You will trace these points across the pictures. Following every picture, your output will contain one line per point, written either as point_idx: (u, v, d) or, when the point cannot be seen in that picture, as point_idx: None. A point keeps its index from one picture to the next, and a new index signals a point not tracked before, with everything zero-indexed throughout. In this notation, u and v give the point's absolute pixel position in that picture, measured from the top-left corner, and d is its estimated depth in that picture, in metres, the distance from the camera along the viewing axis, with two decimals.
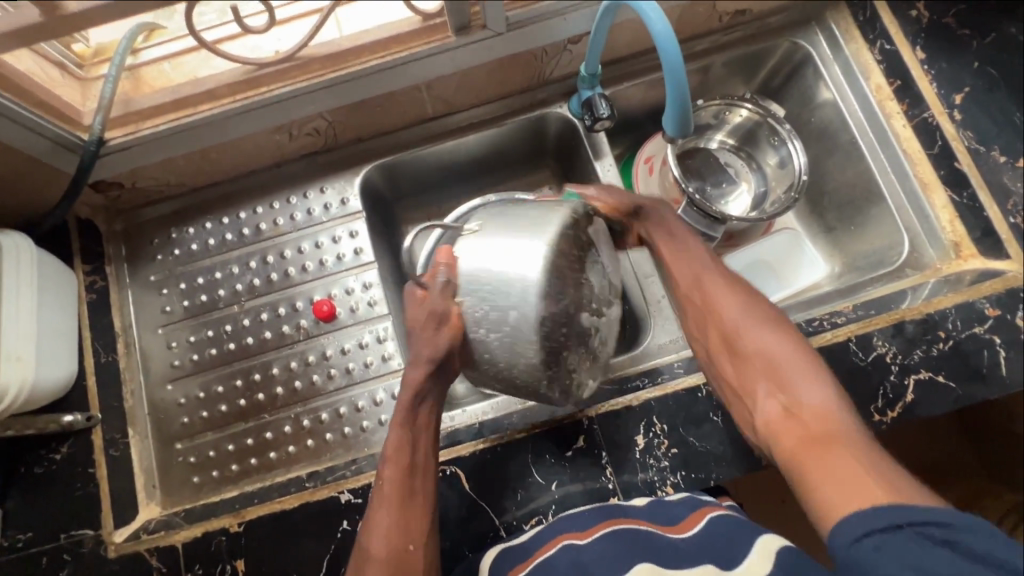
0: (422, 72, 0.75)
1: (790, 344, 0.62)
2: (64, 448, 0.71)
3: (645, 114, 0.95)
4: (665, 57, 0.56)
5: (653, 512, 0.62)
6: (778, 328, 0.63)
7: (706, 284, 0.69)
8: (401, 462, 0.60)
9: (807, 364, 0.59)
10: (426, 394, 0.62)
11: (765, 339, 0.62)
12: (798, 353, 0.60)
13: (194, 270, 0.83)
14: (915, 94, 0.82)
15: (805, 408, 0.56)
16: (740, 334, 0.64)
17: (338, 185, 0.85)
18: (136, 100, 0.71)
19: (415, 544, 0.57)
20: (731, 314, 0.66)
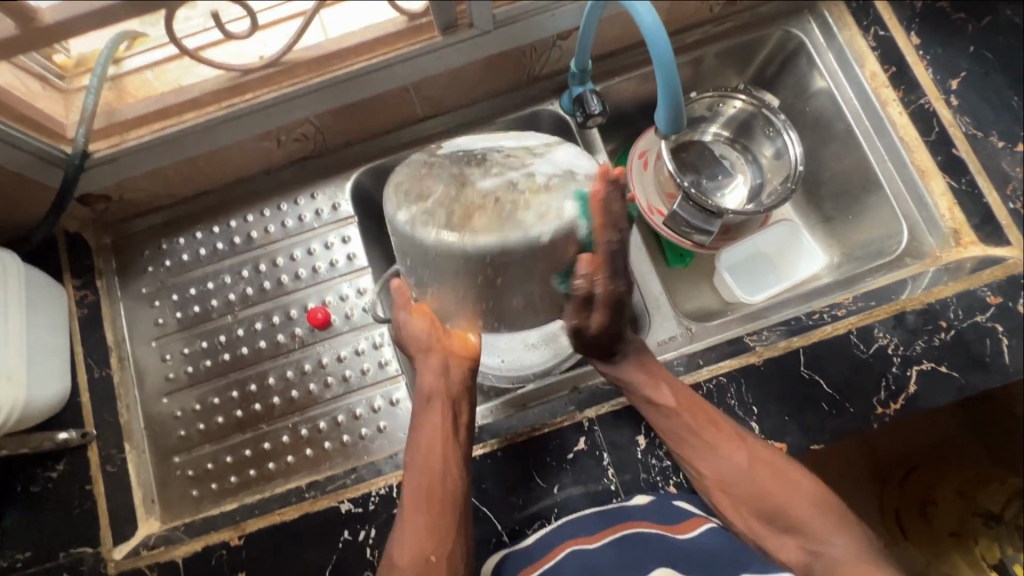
0: (410, 73, 0.74)
1: (785, 473, 0.65)
2: (61, 466, 0.70)
3: (638, 109, 0.94)
4: (655, 50, 0.55)
5: (656, 511, 0.63)
6: (768, 466, 0.65)
7: (690, 421, 0.66)
8: (423, 468, 0.62)
9: (813, 504, 0.65)
10: (443, 389, 0.64)
11: (764, 483, 0.65)
12: (803, 492, 0.65)
13: (186, 281, 0.82)
14: (911, 80, 0.80)
15: (830, 561, 0.62)
16: (746, 484, 0.66)
17: (329, 190, 0.84)
18: (119, 110, 0.70)
19: (437, 554, 0.59)
20: (729, 464, 0.65)
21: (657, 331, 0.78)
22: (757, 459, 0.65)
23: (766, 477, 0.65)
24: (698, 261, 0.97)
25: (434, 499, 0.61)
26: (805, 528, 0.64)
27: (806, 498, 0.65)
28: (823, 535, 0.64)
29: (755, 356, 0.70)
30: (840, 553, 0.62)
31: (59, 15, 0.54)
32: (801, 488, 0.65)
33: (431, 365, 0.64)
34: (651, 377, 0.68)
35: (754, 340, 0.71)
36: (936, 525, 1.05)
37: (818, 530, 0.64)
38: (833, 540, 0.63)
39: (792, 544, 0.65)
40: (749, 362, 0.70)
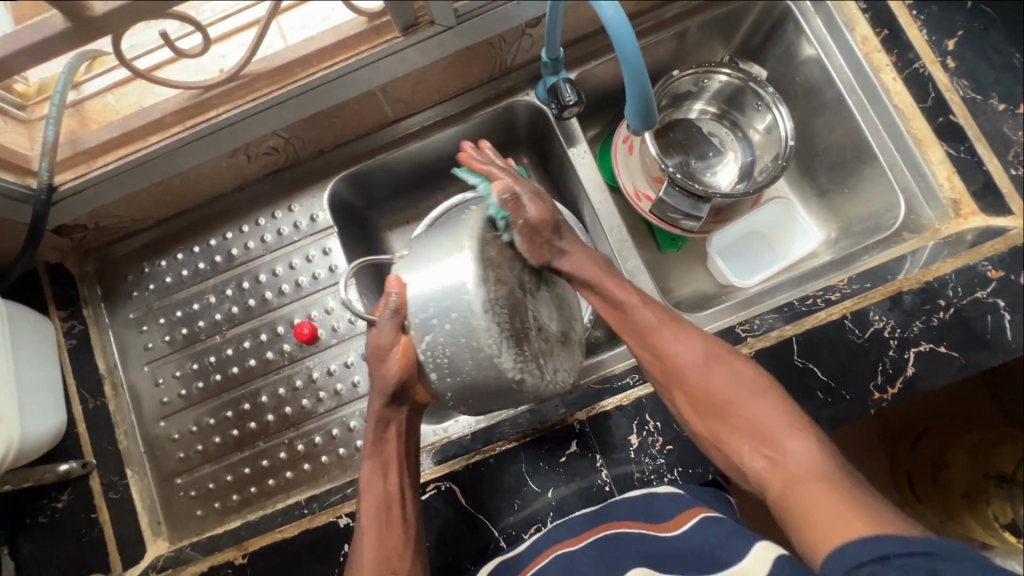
0: (374, 77, 0.71)
1: (738, 368, 0.60)
2: (65, 496, 0.71)
3: (619, 91, 0.90)
4: (620, 45, 0.52)
5: (642, 509, 0.62)
6: (719, 359, 0.61)
7: (647, 326, 0.63)
8: (374, 494, 0.62)
9: (769, 401, 0.58)
10: (391, 419, 0.62)
11: (717, 381, 0.60)
12: (759, 394, 0.59)
13: (171, 304, 0.81)
14: (905, 42, 0.76)
15: (787, 466, 0.54)
16: (716, 399, 0.59)
17: (305, 201, 0.83)
18: (82, 138, 0.68)
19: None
20: (675, 351, 0.61)
21: None
22: (706, 349, 0.62)
23: (714, 363, 0.61)
24: (690, 245, 0.94)
25: (393, 525, 0.61)
26: (764, 429, 0.57)
27: (764, 398, 0.58)
28: (782, 440, 0.55)
29: (747, 347, 0.68)
30: (796, 450, 0.54)
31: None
32: (755, 387, 0.59)
33: (382, 405, 0.61)
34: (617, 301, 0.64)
35: (746, 331, 0.69)
36: (948, 489, 1.05)
37: (773, 431, 0.56)
38: (787, 447, 0.55)
39: (753, 451, 0.57)
40: (741, 354, 0.68)
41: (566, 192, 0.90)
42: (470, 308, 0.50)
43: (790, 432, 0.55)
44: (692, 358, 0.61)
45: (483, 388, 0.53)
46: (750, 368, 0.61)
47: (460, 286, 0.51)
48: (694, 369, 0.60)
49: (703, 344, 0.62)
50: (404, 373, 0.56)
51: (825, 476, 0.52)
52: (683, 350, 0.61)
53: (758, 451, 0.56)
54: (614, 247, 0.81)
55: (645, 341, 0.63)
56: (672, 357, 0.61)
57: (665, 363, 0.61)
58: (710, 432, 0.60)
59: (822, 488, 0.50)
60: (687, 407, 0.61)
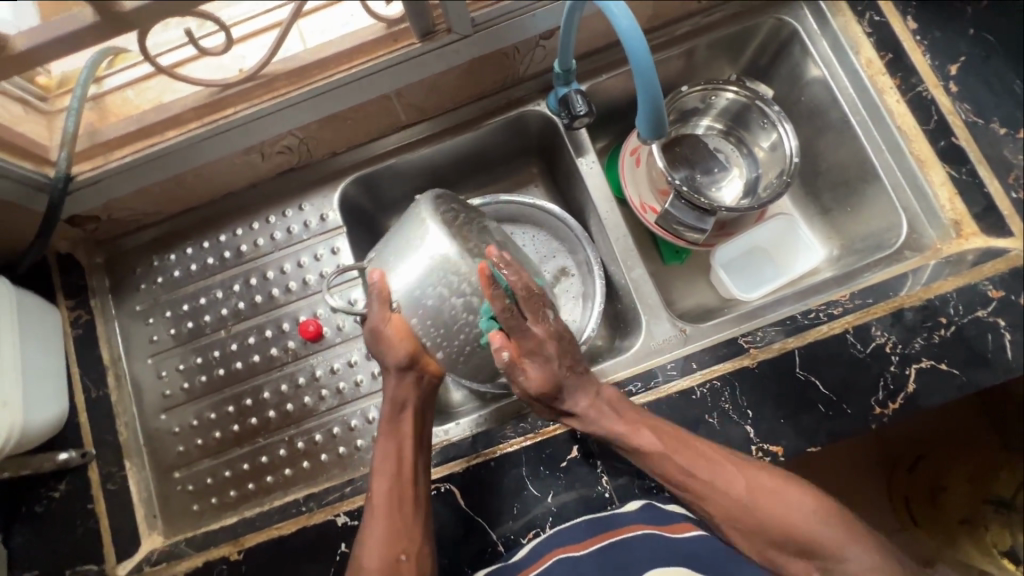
0: (390, 81, 0.72)
1: (781, 497, 0.63)
2: (62, 485, 0.71)
3: (628, 105, 0.92)
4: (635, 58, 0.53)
5: (648, 517, 0.63)
6: (761, 491, 0.62)
7: (674, 470, 0.63)
8: (388, 472, 0.63)
9: (815, 524, 0.62)
10: (405, 402, 0.66)
11: (766, 506, 0.62)
12: (797, 496, 0.63)
13: (179, 298, 0.82)
14: (909, 65, 0.78)
15: (848, 571, 0.60)
16: (744, 518, 0.63)
17: (317, 201, 0.84)
18: (101, 131, 0.70)
19: (406, 554, 0.61)
20: (720, 489, 0.63)
21: (653, 332, 0.76)
22: (742, 470, 0.63)
23: (760, 497, 0.62)
24: (694, 257, 0.95)
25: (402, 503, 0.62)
26: (819, 550, 0.61)
27: (806, 505, 0.63)
28: (841, 550, 0.61)
29: (749, 358, 0.69)
30: (855, 563, 0.60)
31: (30, 42, 0.54)
32: (797, 504, 0.62)
33: (397, 382, 0.66)
34: (622, 410, 0.66)
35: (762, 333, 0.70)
36: (946, 511, 1.04)
37: (808, 535, 0.62)
38: (841, 551, 0.61)
39: (804, 566, 0.63)
40: (743, 365, 0.69)
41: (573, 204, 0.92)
42: (451, 263, 0.59)
43: (839, 544, 0.61)
44: (730, 492, 0.63)
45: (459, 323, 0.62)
46: (766, 472, 0.64)
47: (443, 257, 0.59)
48: (766, 520, 0.63)
49: (742, 480, 0.63)
50: (409, 344, 0.64)
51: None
52: (727, 479, 0.63)
53: (804, 559, 0.63)
54: (621, 251, 0.82)
55: (638, 436, 0.63)
56: (722, 492, 0.63)
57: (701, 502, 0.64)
58: (742, 541, 0.64)
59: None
60: (742, 533, 0.64)
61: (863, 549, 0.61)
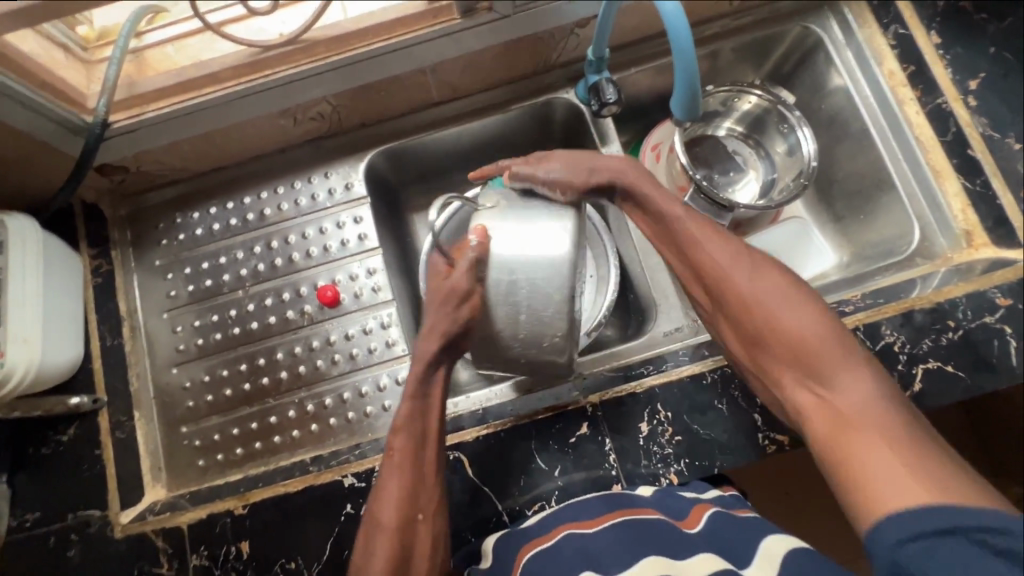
0: (427, 56, 0.74)
1: (773, 279, 0.61)
2: (72, 430, 0.71)
3: (653, 101, 0.94)
4: (680, 65, 0.57)
5: (659, 502, 0.63)
6: (789, 298, 0.60)
7: (686, 229, 0.66)
8: (410, 431, 0.63)
9: (817, 318, 0.58)
10: (436, 363, 0.65)
11: (789, 314, 0.59)
12: (816, 318, 0.58)
13: (199, 255, 0.83)
14: (930, 79, 0.80)
15: (844, 403, 0.53)
16: (749, 306, 0.61)
17: (342, 170, 0.85)
18: (141, 83, 0.70)
19: (422, 515, 0.60)
20: (725, 270, 0.63)
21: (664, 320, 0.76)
22: (747, 257, 0.63)
23: (762, 286, 0.61)
24: None
25: (417, 465, 0.61)
26: (813, 362, 0.56)
27: (827, 332, 0.57)
28: (835, 377, 0.55)
29: None
30: (847, 388, 0.54)
31: None
32: (830, 339, 0.56)
33: (432, 347, 0.64)
34: (660, 192, 0.68)
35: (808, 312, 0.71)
36: None
37: (826, 367, 0.55)
38: (844, 383, 0.54)
39: (808, 387, 0.56)
40: None
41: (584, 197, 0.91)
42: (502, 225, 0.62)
43: (846, 371, 0.55)
44: (742, 276, 0.62)
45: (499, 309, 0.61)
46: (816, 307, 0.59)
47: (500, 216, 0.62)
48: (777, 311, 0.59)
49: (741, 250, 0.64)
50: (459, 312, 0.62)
51: (882, 417, 0.51)
52: (785, 315, 0.59)
53: (807, 385, 0.56)
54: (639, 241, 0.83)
55: (666, 201, 0.67)
56: (754, 314, 0.60)
57: (750, 315, 0.60)
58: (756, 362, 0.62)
59: (886, 451, 0.49)
60: (772, 365, 0.59)
61: (870, 383, 0.54)
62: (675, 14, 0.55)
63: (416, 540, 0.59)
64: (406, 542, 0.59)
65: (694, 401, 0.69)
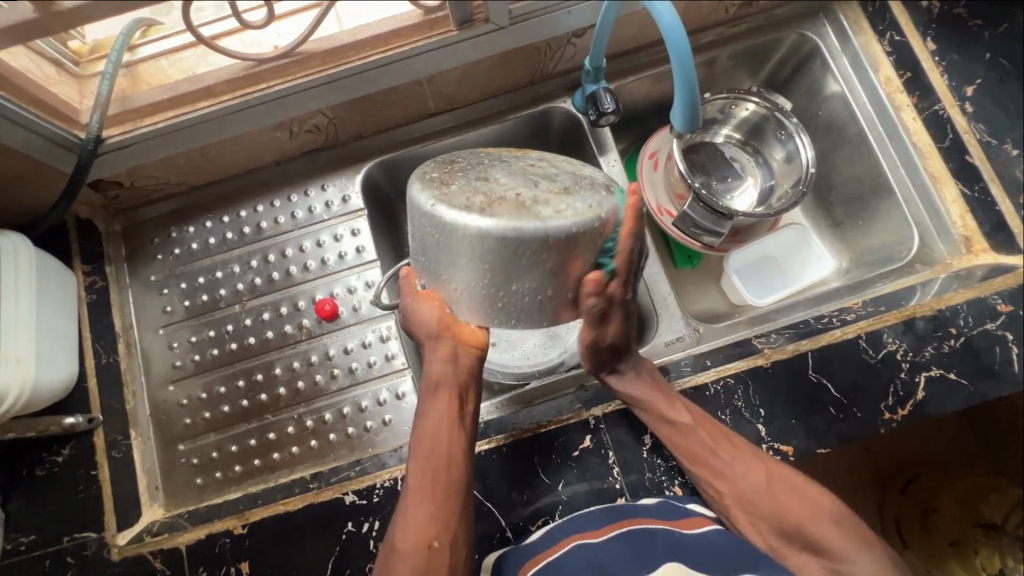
0: (423, 68, 0.73)
1: (790, 490, 0.63)
2: (67, 450, 0.70)
3: (650, 109, 0.94)
4: (681, 96, 0.59)
5: (664, 509, 0.63)
6: (777, 482, 0.63)
7: (700, 451, 0.64)
8: (424, 453, 0.62)
9: (829, 518, 0.61)
10: (441, 379, 0.63)
11: (791, 507, 0.62)
12: (817, 510, 0.62)
13: (194, 270, 0.82)
14: (926, 85, 0.80)
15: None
16: (768, 516, 0.63)
17: (339, 182, 0.84)
18: (134, 97, 0.69)
19: (440, 540, 0.58)
20: (739, 477, 0.64)
21: (665, 330, 0.78)
22: (764, 471, 0.64)
23: (777, 490, 0.63)
24: (706, 263, 0.96)
25: (439, 487, 0.60)
26: (832, 548, 0.60)
27: (835, 521, 0.61)
28: (850, 553, 0.59)
29: (763, 358, 0.70)
30: (864, 569, 0.58)
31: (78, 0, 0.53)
32: (819, 501, 0.62)
33: (437, 356, 0.62)
34: (656, 395, 0.66)
35: (817, 319, 0.72)
36: (937, 533, 1.03)
37: (840, 546, 0.60)
38: (860, 559, 0.59)
39: (818, 563, 0.61)
40: (757, 364, 0.70)
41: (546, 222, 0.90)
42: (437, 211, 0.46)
43: (859, 550, 0.59)
44: (756, 487, 0.63)
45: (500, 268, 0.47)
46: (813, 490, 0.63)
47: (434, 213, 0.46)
48: (785, 511, 0.62)
49: (759, 465, 0.64)
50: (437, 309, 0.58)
51: None
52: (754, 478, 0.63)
53: (824, 564, 0.60)
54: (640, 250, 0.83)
55: (674, 410, 0.65)
56: (740, 490, 0.64)
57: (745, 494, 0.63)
58: (767, 538, 0.64)
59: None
60: (786, 549, 0.63)
61: (876, 555, 0.59)
62: (682, 45, 0.54)
63: (437, 569, 0.58)
64: (427, 571, 0.57)
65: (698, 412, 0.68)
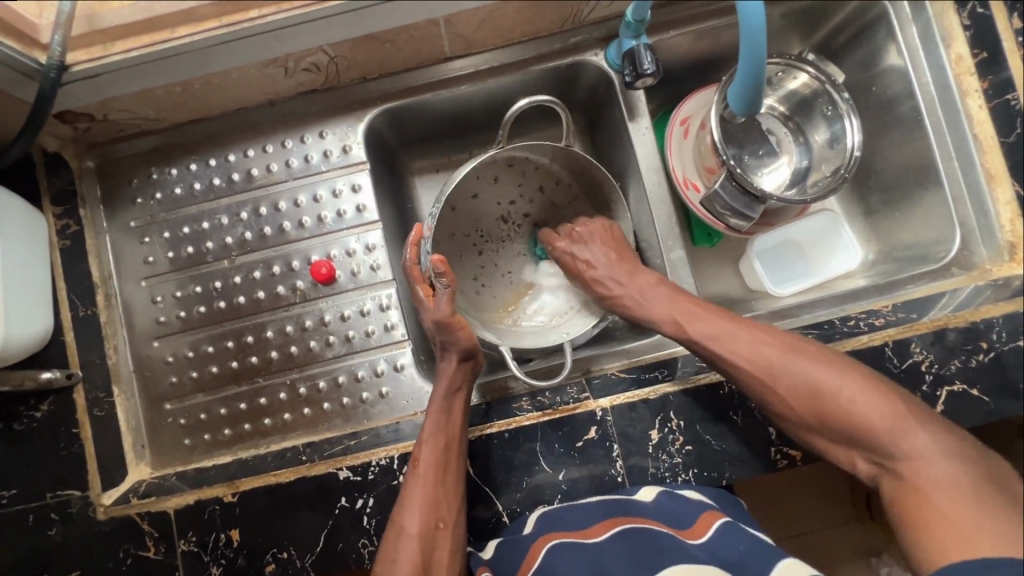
0: (443, 5, 0.63)
1: (821, 368, 0.58)
2: (45, 406, 0.66)
3: (688, 69, 0.84)
4: (743, 70, 0.54)
5: (666, 510, 0.61)
6: (793, 354, 0.60)
7: (716, 336, 0.63)
8: (435, 442, 0.63)
9: (863, 389, 0.56)
10: (459, 384, 0.67)
11: (846, 396, 0.56)
12: (847, 380, 0.57)
13: (179, 219, 0.75)
14: (1002, 68, 0.70)
15: (909, 458, 0.52)
16: (784, 393, 0.59)
17: (339, 130, 0.76)
18: (101, 15, 0.58)
19: (445, 522, 0.60)
20: (755, 356, 0.61)
21: None
22: (779, 345, 0.61)
23: (794, 367, 0.59)
24: (725, 243, 0.90)
25: (445, 476, 0.62)
26: (868, 434, 0.55)
27: (860, 392, 0.56)
28: (892, 440, 0.53)
29: None
30: (908, 451, 0.52)
31: None
32: (844, 377, 0.57)
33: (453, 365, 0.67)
34: (669, 299, 0.68)
35: (844, 321, 0.69)
36: None
37: (892, 428, 0.53)
38: (912, 429, 0.52)
39: (865, 456, 0.56)
40: None
41: (587, 178, 0.77)
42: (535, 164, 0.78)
43: (911, 417, 0.53)
44: (773, 360, 0.60)
45: (460, 208, 0.81)
46: (848, 370, 0.57)
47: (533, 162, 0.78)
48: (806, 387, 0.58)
49: (780, 345, 0.61)
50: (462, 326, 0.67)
51: (948, 469, 0.50)
52: (769, 360, 0.60)
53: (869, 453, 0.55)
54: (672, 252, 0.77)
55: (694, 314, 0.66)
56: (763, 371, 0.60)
57: (768, 393, 0.60)
58: (802, 428, 0.59)
59: (949, 490, 0.49)
60: (816, 434, 0.58)
61: (930, 433, 0.52)
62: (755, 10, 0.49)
63: (441, 550, 0.60)
64: (428, 550, 0.59)
65: (708, 410, 0.66)
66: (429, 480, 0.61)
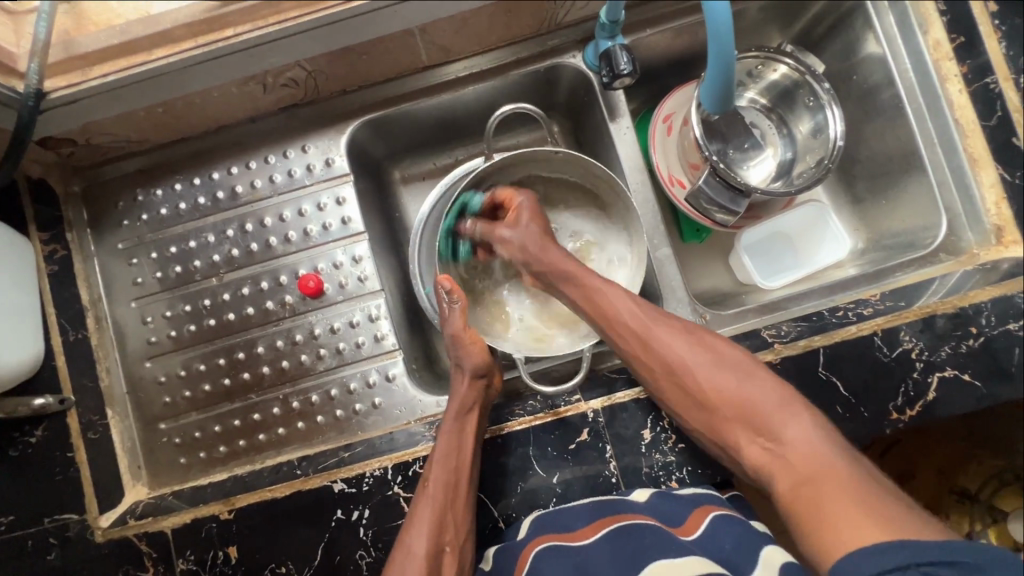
0: (416, 16, 0.63)
1: (720, 360, 0.61)
2: (39, 431, 0.66)
3: (668, 67, 0.84)
4: (712, 71, 0.54)
5: (656, 508, 0.61)
6: (698, 346, 0.63)
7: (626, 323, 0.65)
8: (447, 464, 0.62)
9: (755, 381, 0.59)
10: (471, 405, 0.66)
11: (735, 387, 0.60)
12: (739, 374, 0.60)
13: (166, 239, 0.76)
14: (979, 53, 0.70)
15: (793, 444, 0.55)
16: (686, 379, 0.62)
17: (322, 143, 0.77)
18: (78, 41, 0.59)
19: (451, 546, 0.60)
20: (660, 344, 0.64)
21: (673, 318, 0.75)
22: (683, 335, 0.64)
23: (696, 355, 0.62)
24: (714, 238, 0.90)
25: (456, 498, 0.61)
26: (758, 419, 0.58)
27: (749, 381, 0.59)
28: (778, 426, 0.56)
29: (772, 353, 0.67)
30: (794, 436, 0.55)
31: None
32: (739, 369, 0.60)
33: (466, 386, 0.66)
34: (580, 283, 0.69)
35: (832, 312, 0.69)
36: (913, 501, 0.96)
37: (773, 419, 0.57)
38: (795, 419, 0.56)
39: (754, 443, 0.58)
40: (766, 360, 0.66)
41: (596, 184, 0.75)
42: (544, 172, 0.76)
43: (799, 413, 0.56)
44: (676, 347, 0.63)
45: None
46: (745, 364, 0.61)
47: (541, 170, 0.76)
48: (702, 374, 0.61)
49: (684, 332, 0.64)
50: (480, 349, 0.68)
51: (825, 456, 0.52)
52: (676, 351, 0.63)
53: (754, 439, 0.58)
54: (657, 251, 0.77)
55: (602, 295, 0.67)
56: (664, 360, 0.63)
57: (670, 378, 0.63)
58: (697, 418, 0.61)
59: (834, 482, 0.50)
60: (707, 420, 0.61)
61: (812, 422, 0.55)
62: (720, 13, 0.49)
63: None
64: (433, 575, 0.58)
65: None
66: (438, 503, 0.60)
